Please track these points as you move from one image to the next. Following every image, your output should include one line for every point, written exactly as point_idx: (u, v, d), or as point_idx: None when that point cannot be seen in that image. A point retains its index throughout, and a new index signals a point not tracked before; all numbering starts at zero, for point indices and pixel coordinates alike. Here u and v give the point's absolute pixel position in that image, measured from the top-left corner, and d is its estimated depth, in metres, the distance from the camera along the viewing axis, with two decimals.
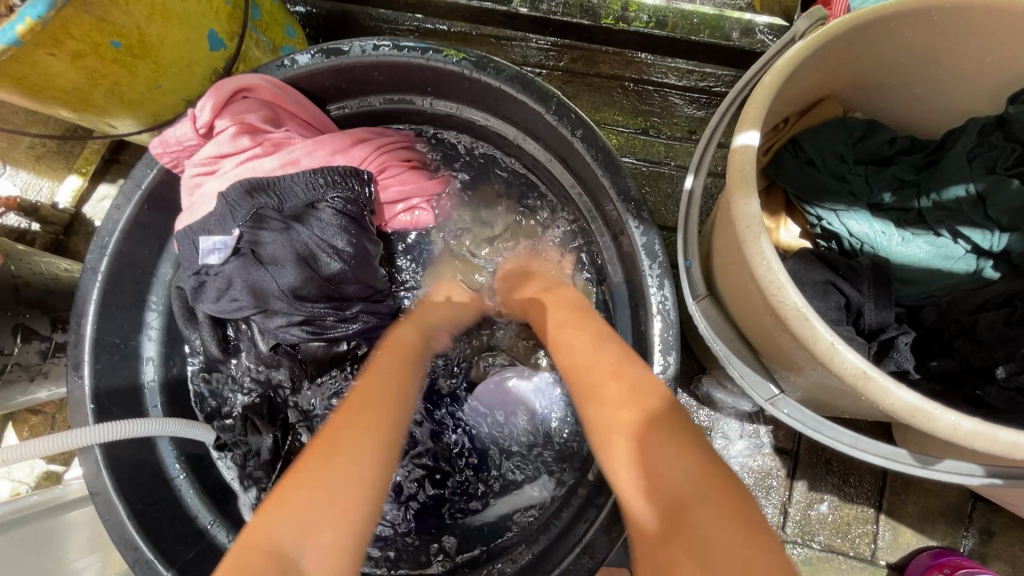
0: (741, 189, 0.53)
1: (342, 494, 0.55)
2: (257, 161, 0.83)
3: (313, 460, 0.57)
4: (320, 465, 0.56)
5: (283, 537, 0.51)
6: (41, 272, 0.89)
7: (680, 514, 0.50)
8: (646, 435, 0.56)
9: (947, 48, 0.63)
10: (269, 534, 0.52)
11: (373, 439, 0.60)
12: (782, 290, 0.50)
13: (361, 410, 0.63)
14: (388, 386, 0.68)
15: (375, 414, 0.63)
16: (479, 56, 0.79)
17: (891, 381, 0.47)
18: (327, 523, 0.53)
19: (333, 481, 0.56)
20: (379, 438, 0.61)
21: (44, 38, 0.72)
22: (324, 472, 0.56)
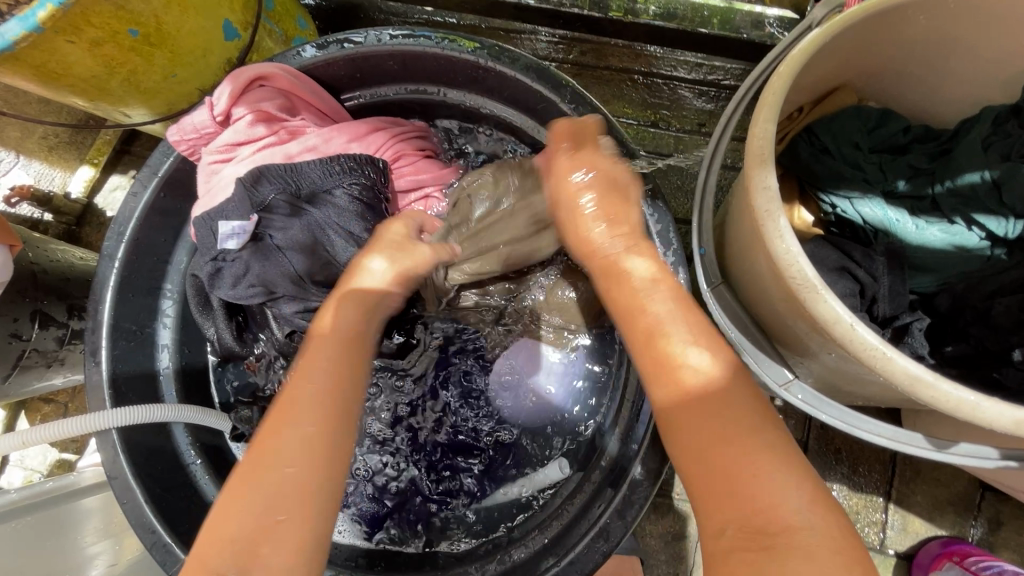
0: (759, 168, 0.54)
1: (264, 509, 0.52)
2: (274, 148, 0.84)
3: (247, 477, 0.54)
4: (243, 479, 0.54)
5: (217, 564, 0.50)
6: (57, 260, 0.89)
7: (737, 491, 0.48)
8: (717, 414, 0.52)
9: (964, 35, 0.63)
10: (203, 560, 0.50)
11: (305, 436, 0.56)
12: (802, 272, 0.51)
13: (290, 403, 0.58)
14: (329, 363, 0.62)
15: (306, 401, 0.58)
16: (493, 45, 0.79)
17: (905, 358, 0.48)
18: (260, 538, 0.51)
19: (262, 491, 0.53)
20: (311, 430, 0.56)
21: (64, 25, 0.72)
22: (253, 484, 0.54)
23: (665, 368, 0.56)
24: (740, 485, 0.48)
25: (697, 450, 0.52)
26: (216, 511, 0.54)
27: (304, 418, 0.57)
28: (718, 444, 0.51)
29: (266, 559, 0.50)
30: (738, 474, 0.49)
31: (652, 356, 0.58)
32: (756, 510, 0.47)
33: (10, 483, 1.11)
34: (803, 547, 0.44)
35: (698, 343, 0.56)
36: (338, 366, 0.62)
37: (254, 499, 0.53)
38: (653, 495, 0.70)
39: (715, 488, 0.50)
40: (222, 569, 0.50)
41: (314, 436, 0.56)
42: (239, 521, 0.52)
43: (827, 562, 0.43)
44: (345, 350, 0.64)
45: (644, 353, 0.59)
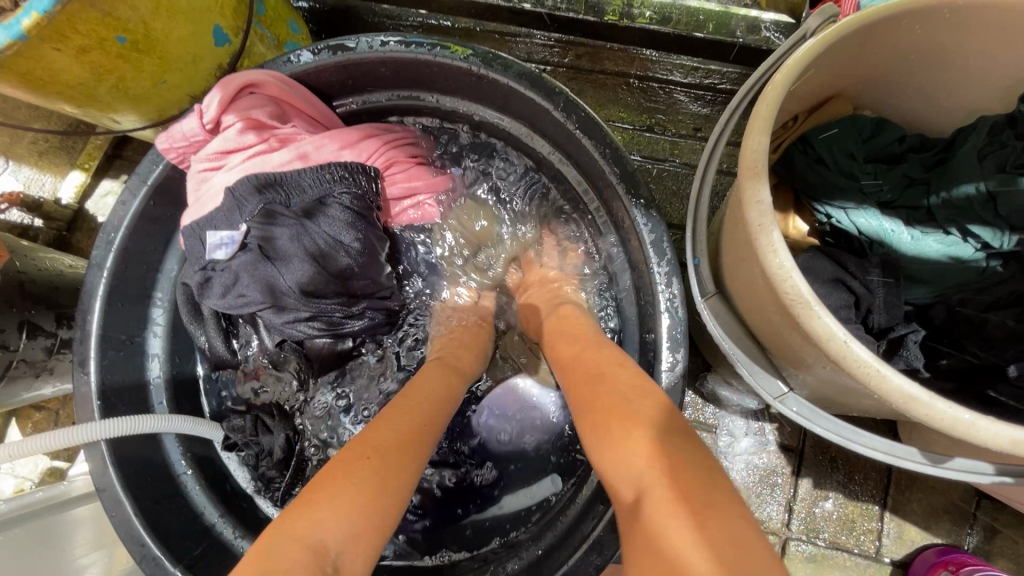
0: (752, 182, 0.54)
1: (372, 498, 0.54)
2: (264, 156, 0.82)
3: (369, 465, 0.56)
4: (353, 469, 0.55)
5: (325, 534, 0.49)
6: (46, 269, 0.88)
7: (665, 477, 0.51)
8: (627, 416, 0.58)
9: (959, 45, 0.62)
10: (308, 526, 0.50)
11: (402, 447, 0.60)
12: (795, 287, 0.50)
13: (394, 422, 0.63)
14: (439, 410, 0.70)
15: (409, 422, 0.64)
16: (486, 52, 0.78)
17: (899, 376, 0.47)
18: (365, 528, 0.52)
19: (369, 484, 0.54)
20: (412, 446, 0.61)
21: (50, 33, 0.71)
22: (361, 475, 0.55)
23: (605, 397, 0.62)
24: (667, 471, 0.51)
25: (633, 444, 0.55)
26: (320, 484, 0.54)
27: (416, 440, 0.62)
28: (652, 439, 0.55)
29: (362, 551, 0.51)
30: (668, 464, 0.52)
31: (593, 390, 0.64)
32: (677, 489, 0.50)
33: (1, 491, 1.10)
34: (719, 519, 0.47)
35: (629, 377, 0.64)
36: (442, 410, 0.70)
37: (359, 490, 0.54)
38: None
39: (620, 478, 0.55)
40: (330, 543, 0.49)
41: (416, 452, 0.61)
42: (347, 501, 0.52)
43: (686, 533, 0.46)
44: (447, 396, 0.74)
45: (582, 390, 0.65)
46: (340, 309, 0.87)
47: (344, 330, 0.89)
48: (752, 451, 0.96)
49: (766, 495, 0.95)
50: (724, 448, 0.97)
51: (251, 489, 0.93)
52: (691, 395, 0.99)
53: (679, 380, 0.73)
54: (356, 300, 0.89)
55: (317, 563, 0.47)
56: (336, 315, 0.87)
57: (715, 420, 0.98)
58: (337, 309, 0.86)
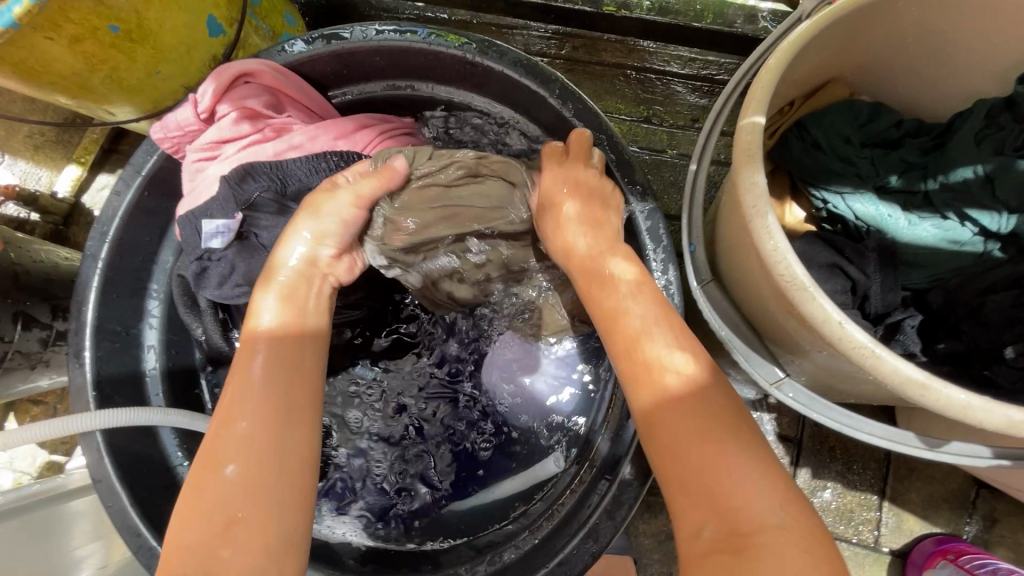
0: (747, 165, 0.53)
1: (223, 507, 0.53)
2: (258, 146, 0.82)
3: (201, 482, 0.55)
4: (200, 483, 0.55)
5: (181, 567, 0.50)
6: (41, 261, 0.88)
7: (715, 497, 0.50)
8: (699, 418, 0.54)
9: (956, 26, 0.62)
10: (171, 562, 0.51)
11: (241, 436, 0.57)
12: (789, 269, 0.50)
13: (245, 406, 0.59)
14: (283, 351, 0.64)
15: (252, 402, 0.59)
16: (481, 40, 0.78)
17: (896, 358, 0.47)
18: (219, 537, 0.52)
19: (214, 497, 0.54)
20: (249, 429, 0.57)
21: (42, 21, 0.71)
22: (204, 491, 0.54)
23: (645, 373, 0.58)
24: (717, 493, 0.50)
25: (678, 449, 0.53)
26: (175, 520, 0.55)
27: (253, 407, 0.59)
28: (693, 451, 0.52)
29: (226, 555, 0.51)
30: (721, 480, 0.50)
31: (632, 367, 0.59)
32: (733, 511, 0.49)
33: None
34: (779, 547, 0.46)
35: (673, 344, 0.59)
36: (290, 351, 0.64)
37: (207, 502, 0.54)
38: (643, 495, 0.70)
39: (699, 489, 0.51)
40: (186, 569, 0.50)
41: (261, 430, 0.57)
42: (200, 516, 0.53)
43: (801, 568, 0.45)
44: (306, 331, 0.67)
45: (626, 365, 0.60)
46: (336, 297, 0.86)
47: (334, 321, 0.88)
48: None
49: None
50: None
51: None
52: None
53: None
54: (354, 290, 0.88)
55: None
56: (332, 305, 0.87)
57: None
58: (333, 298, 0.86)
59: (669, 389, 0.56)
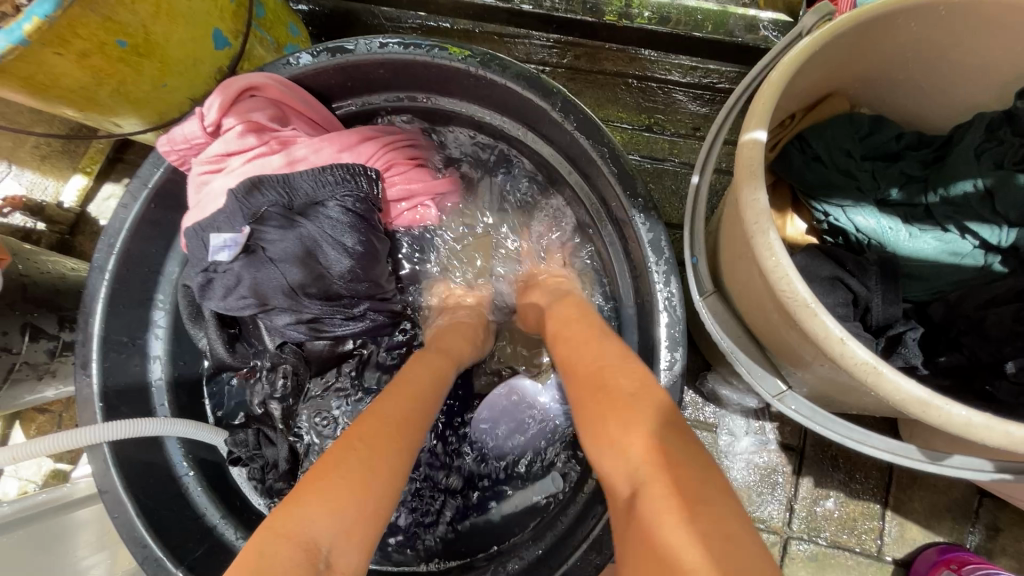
0: (749, 183, 0.54)
1: (370, 487, 0.53)
2: (263, 159, 0.83)
3: (355, 453, 0.55)
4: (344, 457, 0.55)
5: (313, 530, 0.49)
6: (49, 272, 0.89)
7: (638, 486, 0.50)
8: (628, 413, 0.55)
9: (956, 41, 0.62)
10: (294, 525, 0.49)
11: (396, 444, 0.58)
12: (791, 286, 0.50)
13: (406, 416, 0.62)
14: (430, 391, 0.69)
15: (399, 421, 0.61)
16: (484, 53, 0.78)
17: (898, 376, 0.47)
18: (348, 524, 0.51)
19: (361, 484, 0.53)
20: (400, 440, 0.59)
21: (50, 37, 0.72)
22: (351, 474, 0.53)
23: (603, 380, 0.60)
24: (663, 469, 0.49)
25: (622, 439, 0.53)
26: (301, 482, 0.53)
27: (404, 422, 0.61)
28: (642, 435, 0.52)
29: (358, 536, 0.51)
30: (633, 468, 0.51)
31: (590, 379, 0.61)
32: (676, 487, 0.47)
33: (6, 493, 1.11)
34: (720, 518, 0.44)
35: (629, 361, 0.62)
36: (427, 389, 0.69)
37: (348, 485, 0.53)
38: None
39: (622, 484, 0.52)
40: (322, 538, 0.49)
41: (399, 442, 0.59)
42: (336, 498, 0.51)
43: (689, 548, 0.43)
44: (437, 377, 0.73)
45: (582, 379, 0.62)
46: (338, 312, 0.89)
47: (339, 332, 0.91)
48: (752, 450, 0.96)
49: (767, 494, 0.95)
50: (724, 448, 0.97)
51: (251, 493, 0.92)
52: (691, 394, 0.99)
53: (678, 379, 0.73)
54: (357, 303, 0.91)
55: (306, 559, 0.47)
56: (335, 318, 0.89)
57: (715, 419, 0.97)
58: (335, 313, 0.89)
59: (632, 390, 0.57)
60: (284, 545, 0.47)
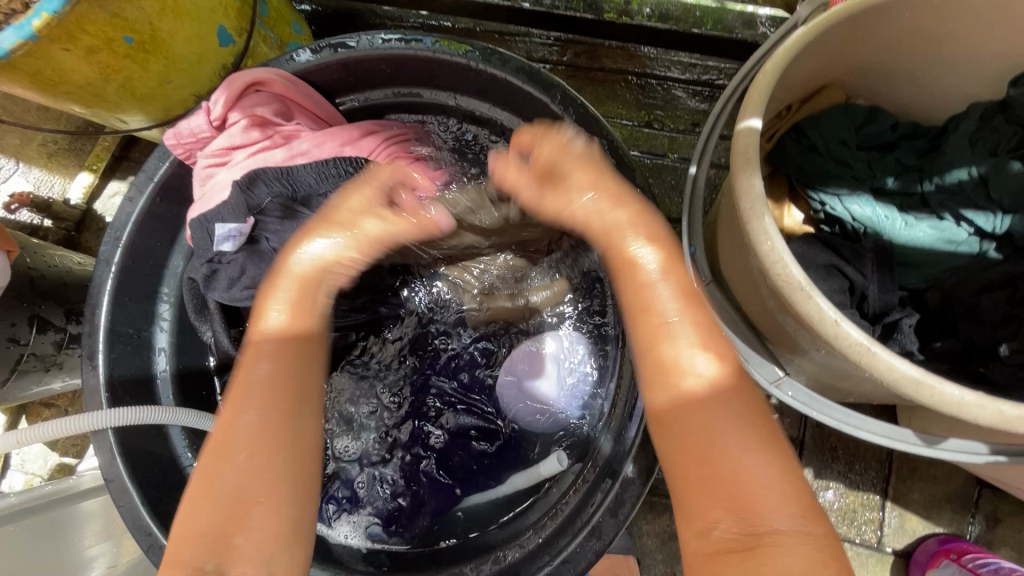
0: (744, 169, 0.55)
1: (241, 498, 0.55)
2: (267, 152, 0.85)
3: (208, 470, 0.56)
4: (209, 478, 0.56)
5: (192, 555, 0.52)
6: (55, 265, 0.90)
7: (727, 492, 0.49)
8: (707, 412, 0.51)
9: (950, 31, 0.63)
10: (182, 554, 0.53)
11: (246, 438, 0.57)
12: (787, 269, 0.51)
13: (245, 399, 0.58)
14: (275, 362, 0.60)
15: (264, 408, 0.58)
16: (485, 48, 0.79)
17: (893, 357, 0.48)
18: (235, 525, 0.54)
19: (232, 493, 0.55)
20: (261, 433, 0.57)
21: (59, 33, 0.73)
22: (209, 491, 0.55)
23: (663, 375, 0.54)
24: (733, 490, 0.49)
25: (688, 445, 0.52)
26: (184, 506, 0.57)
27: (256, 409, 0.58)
28: (706, 442, 0.51)
29: (240, 547, 0.53)
30: (727, 478, 0.49)
31: (659, 368, 0.54)
32: (748, 510, 0.48)
33: (11, 487, 1.12)
34: (791, 548, 0.46)
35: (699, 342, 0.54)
36: (287, 357, 0.61)
37: (220, 495, 0.55)
38: (645, 493, 0.71)
39: (697, 484, 0.51)
40: (205, 560, 0.52)
41: (266, 434, 0.57)
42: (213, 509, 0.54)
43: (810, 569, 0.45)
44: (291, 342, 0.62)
45: (649, 365, 0.55)
46: (343, 300, 0.88)
47: (344, 324, 0.90)
48: None
49: None
50: None
51: None
52: None
53: None
54: (360, 294, 0.90)
55: None
56: (341, 308, 0.89)
57: None
58: (340, 302, 0.88)
59: (700, 387, 0.52)
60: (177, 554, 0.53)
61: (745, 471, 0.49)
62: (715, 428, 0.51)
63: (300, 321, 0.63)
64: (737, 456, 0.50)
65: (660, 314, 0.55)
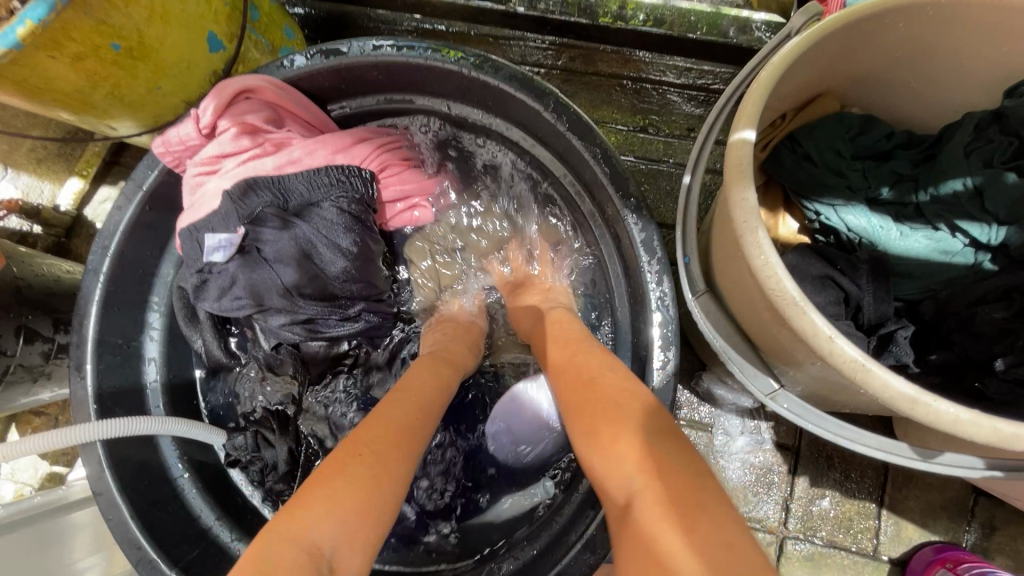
0: (738, 182, 0.54)
1: (378, 499, 0.54)
2: (257, 160, 0.84)
3: (357, 457, 0.56)
4: (358, 462, 0.55)
5: (322, 535, 0.49)
6: (43, 274, 0.89)
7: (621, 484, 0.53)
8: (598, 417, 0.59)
9: (944, 41, 0.63)
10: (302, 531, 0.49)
11: (409, 455, 0.60)
12: (781, 284, 0.51)
13: (410, 422, 0.63)
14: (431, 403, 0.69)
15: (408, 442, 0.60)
16: (477, 55, 0.78)
17: (889, 374, 0.47)
18: (367, 522, 0.52)
19: (376, 492, 0.54)
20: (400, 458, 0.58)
21: (44, 41, 0.72)
22: (355, 474, 0.54)
23: (581, 392, 0.63)
24: (627, 478, 0.52)
25: (594, 450, 0.57)
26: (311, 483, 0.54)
27: (412, 431, 0.62)
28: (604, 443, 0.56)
29: (357, 549, 0.51)
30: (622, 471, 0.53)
31: (575, 388, 0.64)
32: (648, 499, 0.49)
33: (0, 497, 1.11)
34: (661, 517, 0.47)
35: (592, 365, 0.66)
36: (432, 401, 0.70)
37: (346, 494, 0.52)
38: None
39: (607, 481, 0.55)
40: (324, 543, 0.49)
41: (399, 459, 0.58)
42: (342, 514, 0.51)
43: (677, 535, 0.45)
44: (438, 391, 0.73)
45: (568, 389, 0.65)
46: (333, 312, 0.87)
47: (334, 334, 0.89)
48: (748, 449, 0.96)
49: (763, 493, 0.95)
50: (720, 447, 0.96)
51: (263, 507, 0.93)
52: (686, 394, 0.98)
53: (671, 379, 0.73)
54: (351, 303, 0.89)
55: (311, 564, 0.47)
56: (330, 319, 0.87)
57: (710, 419, 0.97)
58: (329, 313, 0.87)
59: (600, 398, 0.60)
60: (284, 548, 0.47)
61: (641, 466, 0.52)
62: (609, 429, 0.57)
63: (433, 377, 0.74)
64: (637, 450, 0.53)
65: (562, 359, 0.70)
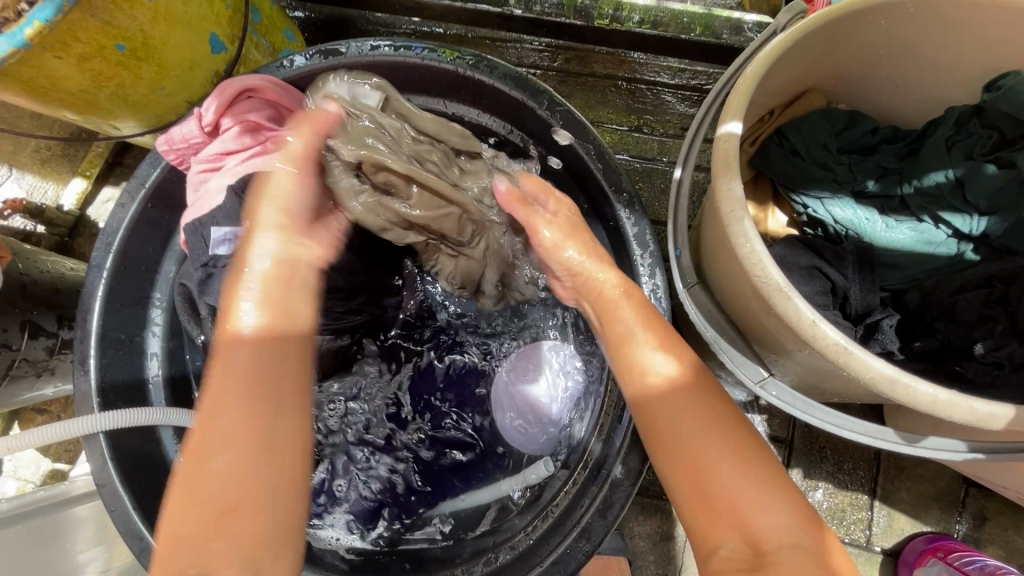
0: (725, 174, 0.56)
1: (218, 500, 0.54)
2: (258, 158, 0.81)
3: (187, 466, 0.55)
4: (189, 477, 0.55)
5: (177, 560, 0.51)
6: (48, 271, 0.91)
7: (732, 511, 0.53)
8: (698, 427, 0.57)
9: (925, 38, 0.65)
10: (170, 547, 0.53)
11: (230, 432, 0.55)
12: (765, 271, 0.52)
13: (220, 402, 0.57)
14: (244, 364, 0.59)
15: (241, 406, 0.56)
16: (473, 55, 0.81)
17: (872, 358, 0.49)
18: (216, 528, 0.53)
19: (208, 494, 0.54)
20: (240, 428, 0.55)
21: (51, 41, 0.74)
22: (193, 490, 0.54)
23: (650, 382, 0.61)
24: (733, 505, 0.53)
25: (695, 467, 0.55)
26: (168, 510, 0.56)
27: (225, 403, 0.56)
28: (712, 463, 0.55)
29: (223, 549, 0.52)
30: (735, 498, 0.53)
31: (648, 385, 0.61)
32: (748, 530, 0.51)
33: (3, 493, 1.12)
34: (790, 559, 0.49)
35: (669, 354, 0.62)
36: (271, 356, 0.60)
37: (203, 488, 0.54)
38: (635, 493, 0.71)
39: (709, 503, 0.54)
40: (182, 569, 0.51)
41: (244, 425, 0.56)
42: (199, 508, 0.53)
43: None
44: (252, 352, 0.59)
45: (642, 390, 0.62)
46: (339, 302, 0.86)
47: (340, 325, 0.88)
48: None
49: None
50: None
51: None
52: None
53: None
54: (355, 296, 0.88)
55: None
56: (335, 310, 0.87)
57: None
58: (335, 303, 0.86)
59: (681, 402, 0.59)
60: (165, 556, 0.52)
61: (727, 485, 0.53)
62: (717, 452, 0.55)
63: (277, 323, 0.62)
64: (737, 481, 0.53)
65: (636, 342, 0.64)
